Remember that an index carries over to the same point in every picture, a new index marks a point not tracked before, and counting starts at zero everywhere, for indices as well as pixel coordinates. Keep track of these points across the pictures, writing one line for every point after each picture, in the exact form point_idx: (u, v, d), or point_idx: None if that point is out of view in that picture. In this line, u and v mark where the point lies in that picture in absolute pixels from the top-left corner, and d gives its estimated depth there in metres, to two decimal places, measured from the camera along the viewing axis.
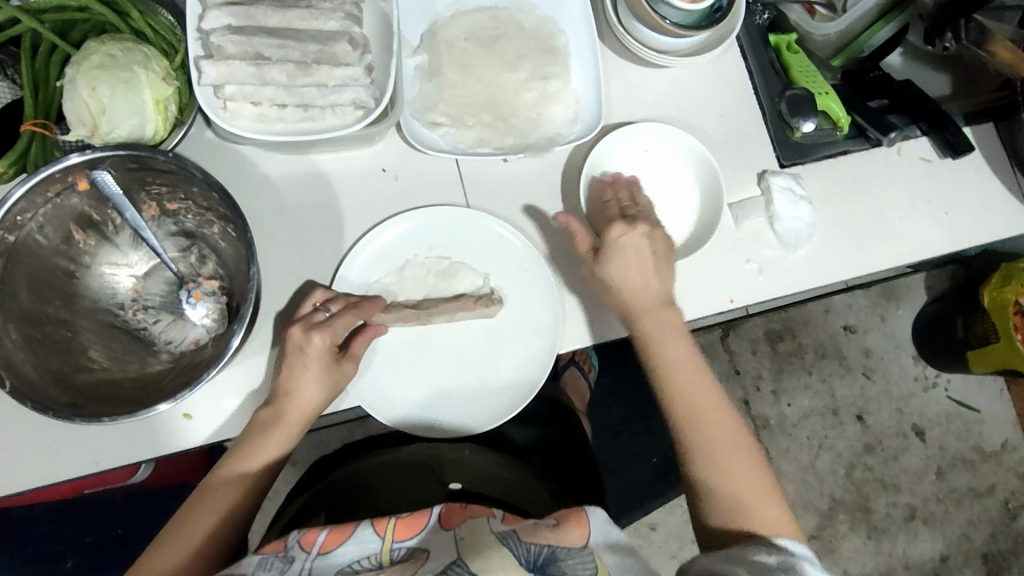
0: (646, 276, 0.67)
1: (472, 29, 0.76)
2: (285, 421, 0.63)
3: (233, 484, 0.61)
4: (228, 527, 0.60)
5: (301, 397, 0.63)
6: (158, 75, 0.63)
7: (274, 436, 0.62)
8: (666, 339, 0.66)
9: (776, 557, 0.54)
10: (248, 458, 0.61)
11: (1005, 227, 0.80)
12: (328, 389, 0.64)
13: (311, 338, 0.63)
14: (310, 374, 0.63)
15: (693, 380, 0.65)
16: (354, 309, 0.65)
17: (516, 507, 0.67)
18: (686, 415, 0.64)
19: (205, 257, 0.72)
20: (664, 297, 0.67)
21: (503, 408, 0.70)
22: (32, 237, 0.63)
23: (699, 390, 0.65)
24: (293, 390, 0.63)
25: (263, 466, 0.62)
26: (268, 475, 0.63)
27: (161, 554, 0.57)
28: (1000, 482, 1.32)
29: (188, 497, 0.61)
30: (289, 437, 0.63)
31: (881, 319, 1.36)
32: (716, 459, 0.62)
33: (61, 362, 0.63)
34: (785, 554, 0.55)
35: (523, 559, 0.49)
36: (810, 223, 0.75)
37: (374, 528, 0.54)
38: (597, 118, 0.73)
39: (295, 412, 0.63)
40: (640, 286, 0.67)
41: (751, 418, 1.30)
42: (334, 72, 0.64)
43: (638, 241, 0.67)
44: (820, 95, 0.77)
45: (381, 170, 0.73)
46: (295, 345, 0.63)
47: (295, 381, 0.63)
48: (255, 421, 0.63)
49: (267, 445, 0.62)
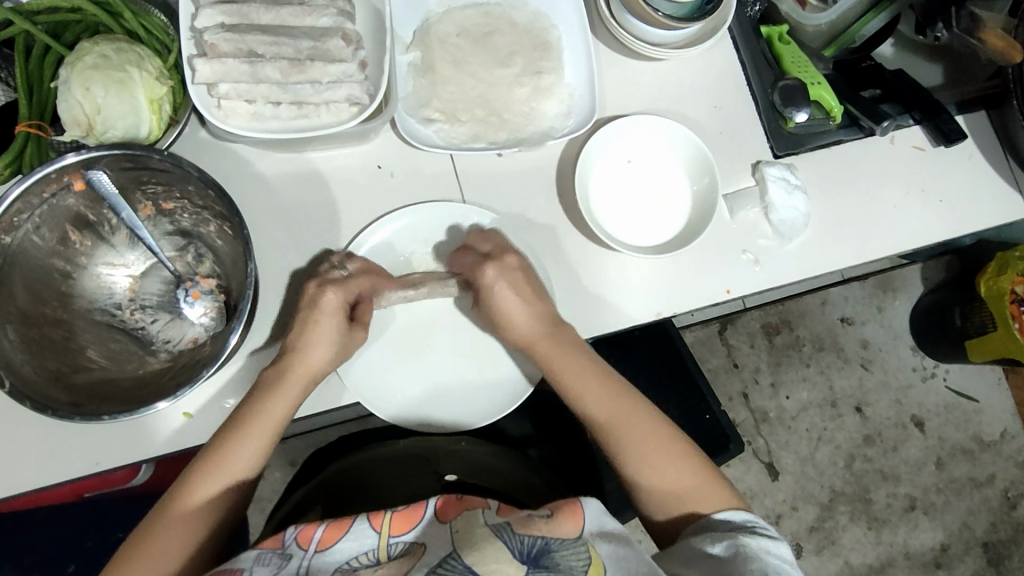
0: (524, 313, 0.66)
1: (465, 26, 0.76)
2: (286, 384, 0.62)
3: (230, 455, 0.59)
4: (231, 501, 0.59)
5: (305, 358, 0.63)
6: (152, 74, 0.64)
7: (275, 402, 0.61)
8: (562, 360, 0.65)
9: (722, 543, 0.55)
10: (251, 425, 0.60)
11: (1000, 214, 0.80)
12: (338, 352, 0.65)
13: (324, 291, 0.64)
14: (323, 336, 0.63)
15: (592, 388, 0.65)
16: (366, 262, 0.68)
17: (513, 499, 0.68)
18: (602, 422, 0.63)
19: (201, 256, 0.72)
20: (548, 325, 0.66)
21: (504, 404, 0.70)
22: (29, 238, 0.63)
23: (600, 401, 0.64)
24: (301, 349, 0.63)
25: (263, 434, 0.61)
26: (266, 442, 0.61)
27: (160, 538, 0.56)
28: (1000, 470, 1.33)
29: (184, 470, 0.60)
30: (291, 399, 0.62)
31: (878, 310, 1.36)
32: (638, 451, 0.62)
33: (60, 362, 0.63)
34: (731, 536, 0.56)
35: (517, 551, 0.48)
36: (804, 213, 0.75)
37: (370, 522, 0.54)
38: (591, 111, 0.74)
39: (298, 373, 0.63)
40: (526, 333, 0.66)
41: (750, 410, 1.30)
42: (327, 69, 0.64)
43: (508, 273, 0.66)
44: (813, 85, 0.77)
45: (376, 167, 0.73)
46: (309, 299, 0.65)
47: (307, 339, 0.63)
48: (259, 384, 0.63)
49: (268, 412, 0.61)
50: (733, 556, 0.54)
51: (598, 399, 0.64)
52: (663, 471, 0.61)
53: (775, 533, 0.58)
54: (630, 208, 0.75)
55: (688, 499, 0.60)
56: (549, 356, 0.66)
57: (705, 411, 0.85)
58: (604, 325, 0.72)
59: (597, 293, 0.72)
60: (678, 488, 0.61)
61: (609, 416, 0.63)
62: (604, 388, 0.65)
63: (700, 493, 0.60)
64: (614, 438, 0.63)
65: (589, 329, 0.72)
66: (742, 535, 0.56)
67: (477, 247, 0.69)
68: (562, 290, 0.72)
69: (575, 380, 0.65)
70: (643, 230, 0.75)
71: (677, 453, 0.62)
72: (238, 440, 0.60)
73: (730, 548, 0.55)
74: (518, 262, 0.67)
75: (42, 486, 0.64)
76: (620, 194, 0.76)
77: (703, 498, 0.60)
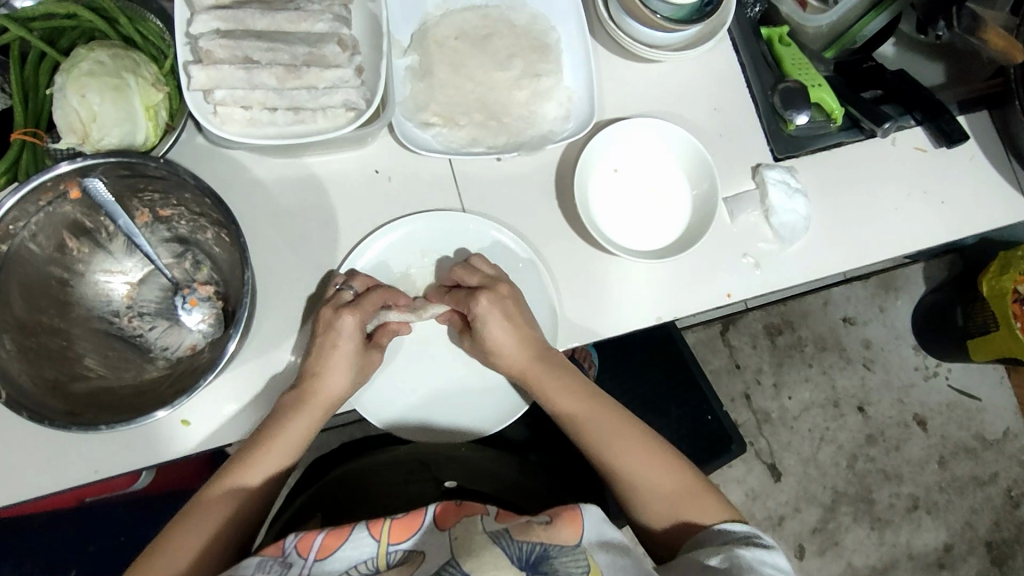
0: (517, 346, 0.66)
1: (463, 28, 0.76)
2: (308, 404, 0.62)
3: (251, 467, 0.60)
4: (246, 515, 0.59)
5: (326, 380, 0.63)
6: (148, 81, 0.64)
7: (297, 418, 0.62)
8: (554, 380, 0.66)
9: (719, 556, 0.54)
10: (272, 441, 0.61)
11: (1002, 215, 0.80)
12: (356, 378, 0.65)
13: (340, 316, 0.63)
14: (341, 360, 0.63)
15: (584, 407, 0.66)
16: (367, 276, 0.68)
17: (513, 504, 0.67)
18: (594, 440, 0.64)
19: (199, 263, 0.72)
20: (539, 351, 0.67)
21: (506, 411, 0.71)
22: (25, 246, 0.62)
23: (593, 420, 0.65)
24: (320, 372, 0.63)
25: (286, 450, 0.62)
26: (288, 457, 0.62)
27: (178, 544, 0.55)
28: (1003, 470, 1.32)
29: (207, 481, 0.60)
30: (312, 418, 0.63)
31: (880, 310, 1.36)
32: (631, 469, 0.62)
33: (58, 371, 0.63)
34: (727, 549, 0.55)
35: (515, 557, 0.48)
36: (805, 216, 0.75)
37: (369, 531, 0.53)
38: (589, 115, 0.73)
39: (320, 395, 0.63)
40: (517, 362, 0.66)
41: (752, 412, 1.30)
42: (324, 74, 0.64)
43: (496, 303, 0.66)
44: (814, 87, 0.77)
45: (374, 171, 0.72)
46: (325, 323, 0.64)
47: (324, 365, 0.63)
48: (279, 404, 0.63)
49: (289, 429, 0.62)
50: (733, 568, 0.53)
51: (589, 420, 0.65)
52: (655, 485, 0.61)
53: (770, 542, 0.57)
54: (631, 212, 0.75)
55: (680, 512, 0.60)
56: (542, 381, 0.66)
57: (707, 413, 0.86)
58: (604, 330, 0.72)
59: (597, 297, 0.72)
60: (671, 500, 0.61)
61: (602, 434, 0.64)
62: (596, 410, 0.65)
63: (693, 506, 0.60)
64: (606, 454, 0.63)
65: (590, 334, 0.72)
66: (736, 546, 0.55)
67: (464, 281, 0.68)
68: (561, 295, 0.72)
69: (564, 402, 0.66)
70: (644, 234, 0.74)
71: (670, 467, 0.62)
72: (261, 451, 0.61)
73: (727, 560, 0.54)
74: (510, 291, 0.67)
75: (41, 495, 0.64)
76: (621, 198, 0.75)
77: (701, 508, 0.60)
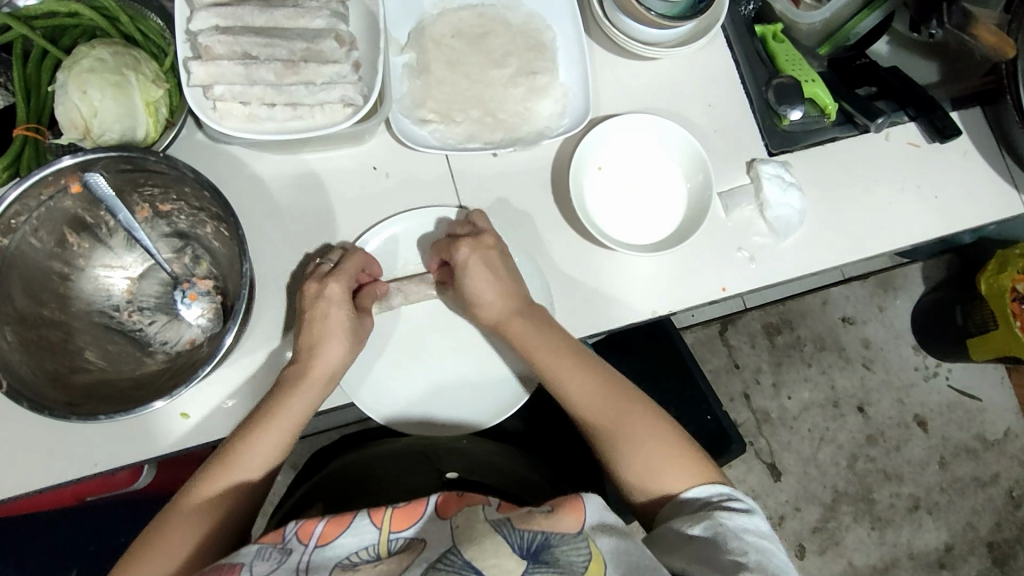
0: (499, 298, 0.67)
1: (459, 27, 0.77)
2: (307, 381, 0.63)
3: (247, 451, 0.60)
4: (242, 500, 0.59)
5: (324, 354, 0.64)
6: (148, 77, 0.65)
7: (297, 397, 0.62)
8: (532, 334, 0.66)
9: (701, 525, 0.55)
10: (269, 424, 0.61)
11: (997, 211, 0.80)
12: (351, 347, 0.65)
13: (326, 285, 0.65)
14: (335, 329, 0.64)
15: (562, 363, 0.65)
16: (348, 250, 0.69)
17: (514, 496, 0.67)
18: (575, 396, 0.64)
19: (199, 258, 0.73)
20: (522, 305, 0.67)
21: (508, 402, 0.71)
22: (26, 240, 0.63)
23: (571, 375, 0.64)
24: (316, 347, 0.64)
25: (285, 429, 0.61)
26: (287, 440, 0.62)
27: (174, 531, 0.56)
28: (1004, 470, 1.32)
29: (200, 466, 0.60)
30: (313, 398, 0.63)
31: (879, 309, 1.36)
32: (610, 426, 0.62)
33: (58, 363, 0.63)
34: (709, 517, 0.55)
35: (516, 545, 0.48)
36: (799, 210, 0.75)
37: (370, 519, 0.53)
38: (585, 111, 0.74)
39: (319, 370, 0.63)
40: (496, 315, 0.67)
41: (751, 411, 1.30)
42: (321, 70, 0.65)
43: (481, 250, 0.67)
44: (807, 82, 0.78)
45: (372, 168, 0.73)
46: (312, 296, 0.65)
47: (319, 338, 0.64)
48: (278, 385, 0.63)
49: (289, 407, 0.61)
50: (715, 539, 0.54)
51: (566, 375, 0.65)
52: (633, 444, 0.61)
53: (748, 504, 0.58)
54: (627, 209, 0.75)
55: (656, 476, 0.60)
56: (523, 333, 0.66)
57: (707, 412, 0.82)
58: (602, 323, 0.72)
59: (593, 292, 0.73)
60: (649, 464, 0.60)
61: (582, 390, 0.64)
62: (580, 365, 0.65)
63: (672, 472, 0.60)
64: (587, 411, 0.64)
65: (588, 328, 0.72)
66: (717, 513, 0.56)
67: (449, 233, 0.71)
68: (557, 289, 0.72)
69: (553, 367, 0.65)
70: (641, 228, 0.75)
71: (648, 427, 0.62)
72: (260, 433, 0.60)
73: (710, 529, 0.54)
74: (495, 240, 0.68)
75: (41, 489, 0.64)
76: (617, 195, 0.76)
77: (681, 473, 0.60)
